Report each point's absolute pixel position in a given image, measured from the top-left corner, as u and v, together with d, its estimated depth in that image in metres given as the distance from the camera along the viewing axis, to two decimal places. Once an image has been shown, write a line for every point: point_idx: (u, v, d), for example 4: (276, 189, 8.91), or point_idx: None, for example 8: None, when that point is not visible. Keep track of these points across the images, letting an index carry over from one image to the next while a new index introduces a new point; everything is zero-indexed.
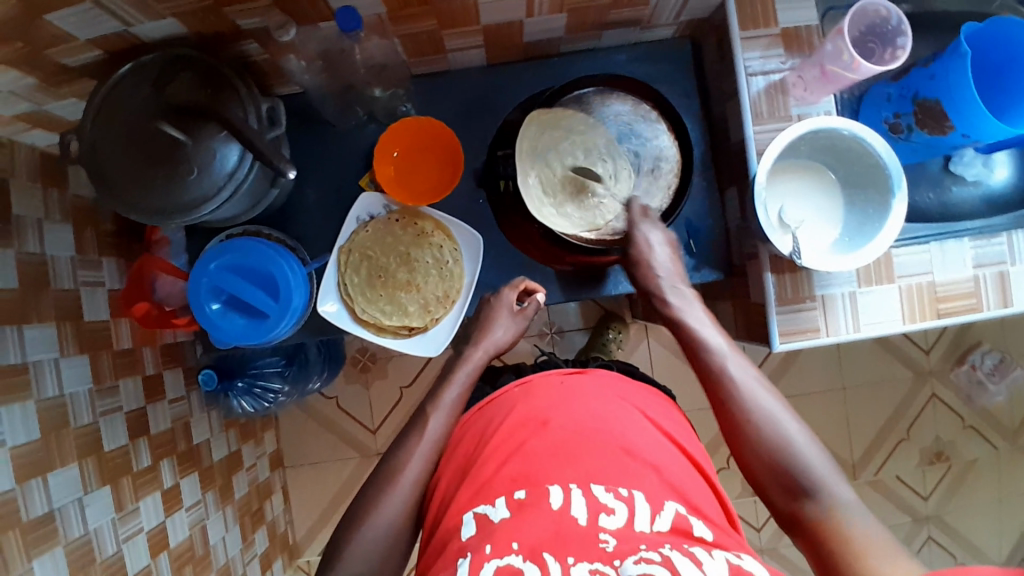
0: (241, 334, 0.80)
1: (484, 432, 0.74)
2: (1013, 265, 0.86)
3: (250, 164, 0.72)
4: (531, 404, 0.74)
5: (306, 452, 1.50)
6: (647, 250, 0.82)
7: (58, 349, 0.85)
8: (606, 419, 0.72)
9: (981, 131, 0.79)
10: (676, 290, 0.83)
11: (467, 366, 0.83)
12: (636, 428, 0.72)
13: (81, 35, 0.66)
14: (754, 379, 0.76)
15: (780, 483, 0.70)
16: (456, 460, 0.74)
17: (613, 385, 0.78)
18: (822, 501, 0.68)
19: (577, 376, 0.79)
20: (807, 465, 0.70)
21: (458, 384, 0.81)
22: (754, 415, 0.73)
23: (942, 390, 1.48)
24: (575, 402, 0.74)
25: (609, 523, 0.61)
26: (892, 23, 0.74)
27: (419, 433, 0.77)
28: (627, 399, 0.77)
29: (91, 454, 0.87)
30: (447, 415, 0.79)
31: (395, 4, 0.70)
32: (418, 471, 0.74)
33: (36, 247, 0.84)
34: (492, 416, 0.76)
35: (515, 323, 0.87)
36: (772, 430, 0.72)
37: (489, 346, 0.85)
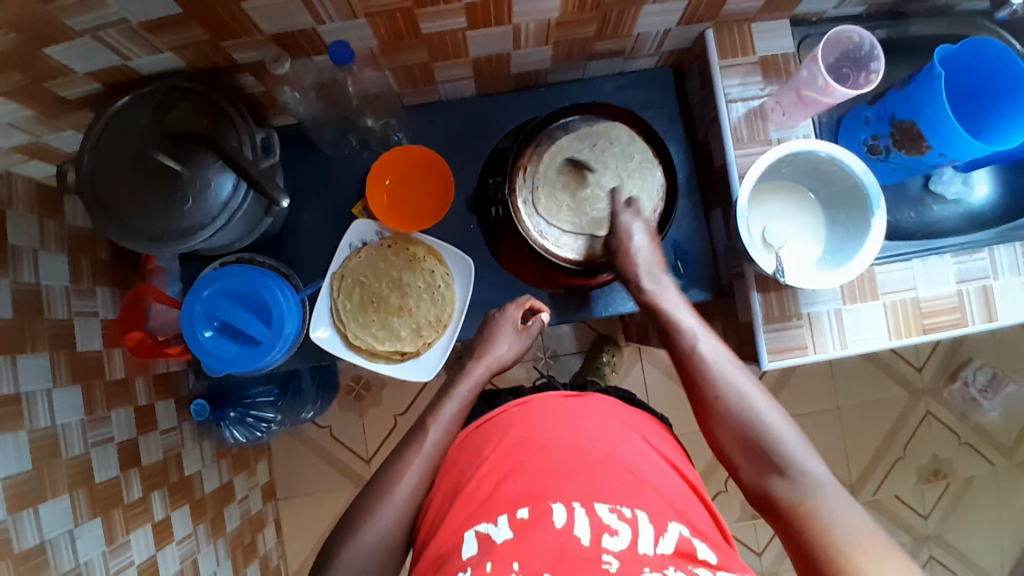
0: (234, 361, 0.80)
1: (481, 451, 0.74)
2: (996, 278, 0.87)
3: (246, 193, 0.73)
4: (530, 423, 0.75)
5: (299, 482, 1.48)
6: (625, 239, 0.82)
7: (51, 379, 0.85)
8: (606, 438, 0.72)
9: (956, 148, 0.81)
10: (653, 277, 0.81)
11: (467, 383, 0.83)
12: (635, 449, 0.73)
13: (78, 68, 0.68)
14: (726, 357, 0.74)
15: (750, 459, 0.69)
16: (451, 479, 0.74)
17: (611, 406, 0.79)
18: (792, 480, 0.65)
19: (577, 400, 0.79)
20: (776, 441, 0.68)
21: (457, 400, 0.81)
22: (722, 389, 0.72)
23: (936, 407, 1.49)
24: (573, 422, 0.74)
25: (612, 544, 0.60)
26: (864, 48, 0.76)
27: (417, 447, 0.76)
28: (625, 420, 0.78)
29: (82, 485, 0.86)
30: (446, 428, 0.78)
31: (387, 38, 0.73)
32: (416, 481, 0.74)
33: (31, 277, 0.84)
34: (489, 435, 0.75)
35: (520, 340, 0.88)
36: (748, 412, 0.70)
37: (491, 362, 0.85)
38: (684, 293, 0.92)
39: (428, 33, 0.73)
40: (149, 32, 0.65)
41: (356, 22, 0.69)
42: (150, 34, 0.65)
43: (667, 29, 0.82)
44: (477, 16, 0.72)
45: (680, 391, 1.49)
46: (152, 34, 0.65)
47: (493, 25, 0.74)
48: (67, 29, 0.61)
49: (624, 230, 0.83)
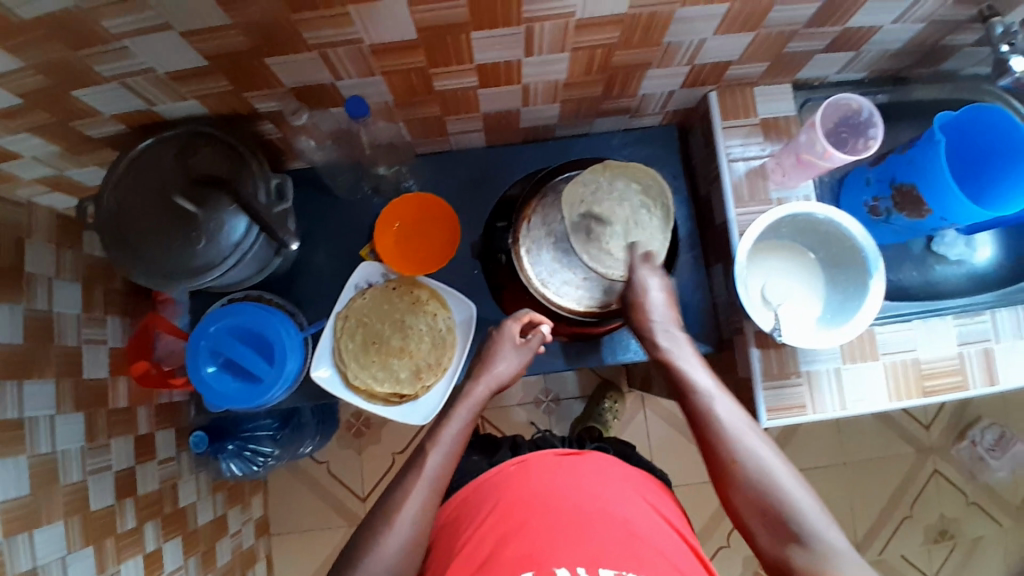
0: (234, 399, 0.81)
1: (480, 511, 0.74)
2: (997, 341, 0.87)
3: (257, 235, 0.75)
4: (528, 481, 0.75)
5: (293, 518, 1.47)
6: (644, 295, 0.82)
7: (55, 405, 0.86)
8: (606, 499, 0.72)
9: (956, 214, 0.83)
10: (668, 334, 0.82)
11: (468, 403, 0.83)
12: (636, 509, 0.73)
13: (104, 110, 0.71)
14: (742, 420, 0.74)
15: (770, 529, 0.67)
16: (451, 539, 0.74)
17: (610, 464, 0.80)
18: (812, 551, 0.63)
19: (575, 456, 0.79)
20: (795, 509, 0.67)
21: (457, 421, 0.80)
22: (740, 456, 0.71)
23: (944, 466, 1.46)
24: (574, 482, 0.74)
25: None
26: (864, 114, 0.78)
27: (417, 472, 0.75)
28: (624, 479, 0.78)
29: (78, 512, 0.87)
30: (446, 453, 0.77)
31: (400, 93, 0.76)
32: (416, 509, 0.72)
33: (44, 304, 0.87)
34: (488, 494, 0.75)
35: (519, 355, 0.86)
36: (759, 471, 0.70)
37: (490, 381, 0.84)
38: None
39: (441, 89, 0.77)
40: (175, 81, 0.68)
41: (372, 79, 0.72)
42: (175, 83, 0.69)
43: (671, 90, 0.85)
44: (487, 75, 0.75)
45: (682, 440, 1.47)
46: (177, 82, 0.69)
47: (503, 83, 0.77)
48: (96, 75, 0.64)
49: (640, 287, 0.82)
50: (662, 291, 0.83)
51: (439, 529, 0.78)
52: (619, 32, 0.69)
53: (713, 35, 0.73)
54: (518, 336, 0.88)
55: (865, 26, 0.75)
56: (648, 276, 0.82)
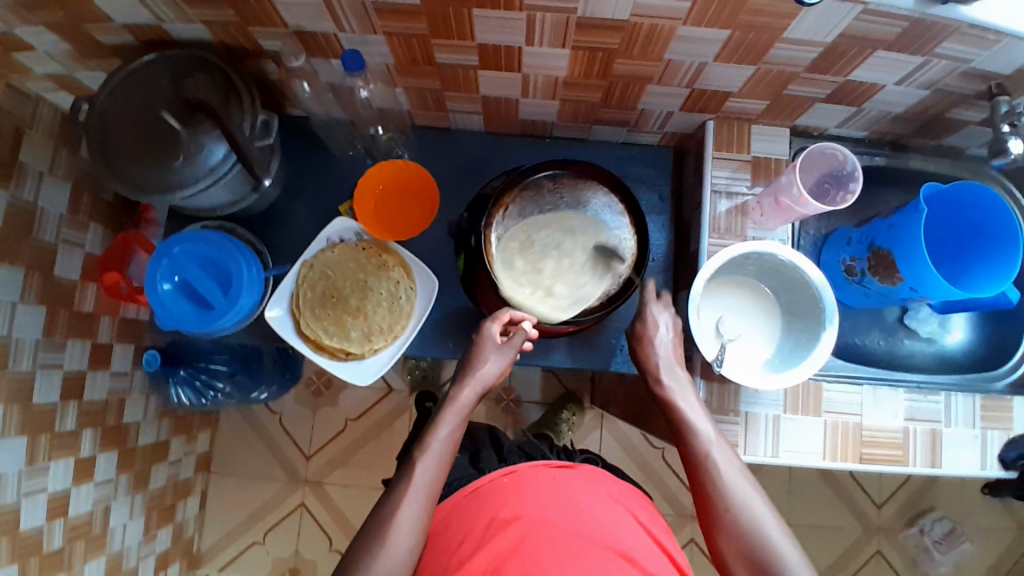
0: (183, 320, 0.83)
1: (472, 522, 0.74)
2: (948, 425, 0.86)
3: (234, 163, 0.77)
4: (516, 492, 0.75)
5: (236, 462, 1.48)
6: (650, 329, 0.83)
7: (20, 294, 0.88)
8: (597, 518, 0.73)
9: (927, 287, 0.81)
10: (673, 372, 0.80)
11: (454, 408, 0.82)
12: (627, 528, 0.73)
13: (116, 18, 0.74)
14: (739, 471, 0.73)
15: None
16: (442, 548, 0.74)
17: (602, 483, 0.80)
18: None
19: (561, 469, 0.80)
20: (784, 566, 0.67)
21: (448, 427, 0.80)
22: (734, 506, 0.71)
23: (888, 548, 1.43)
24: (568, 500, 0.74)
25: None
26: (847, 167, 0.78)
27: (408, 481, 0.75)
28: (613, 496, 0.78)
29: (19, 402, 0.89)
30: (439, 459, 0.78)
31: (403, 59, 0.78)
32: (415, 517, 0.73)
33: (30, 195, 0.89)
34: (480, 502, 0.76)
35: (502, 355, 0.85)
36: (750, 518, 0.70)
37: (478, 384, 0.84)
38: None
39: (442, 63, 0.78)
40: (184, 2, 0.70)
41: (373, 37, 0.73)
42: (185, 4, 0.71)
43: (670, 111, 0.86)
44: (487, 57, 0.76)
45: (632, 466, 1.46)
46: (186, 4, 0.71)
47: (503, 69, 0.79)
48: None
49: (649, 317, 0.83)
50: (670, 331, 0.83)
51: (434, 531, 0.78)
52: (619, 39, 0.70)
53: (714, 61, 0.73)
54: (499, 335, 0.87)
55: (867, 82, 0.75)
56: (655, 311, 0.83)
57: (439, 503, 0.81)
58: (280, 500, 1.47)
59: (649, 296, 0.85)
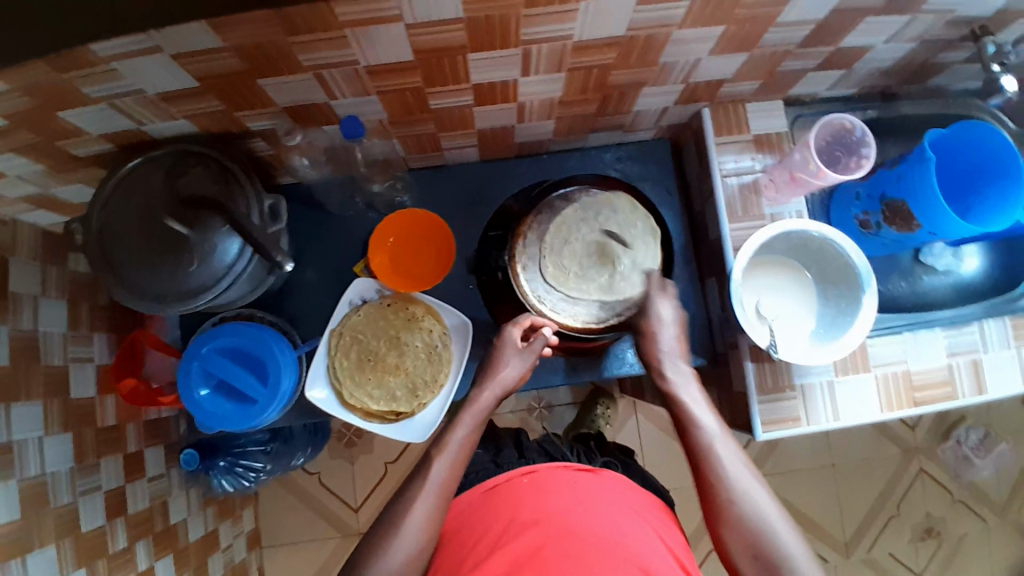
0: (226, 420, 0.81)
1: (491, 526, 0.72)
2: (986, 352, 0.89)
3: (250, 256, 0.75)
4: (540, 500, 0.73)
5: (283, 530, 1.45)
6: (654, 324, 0.83)
7: (43, 427, 0.84)
8: (621, 531, 0.69)
9: (945, 229, 0.82)
10: (675, 365, 0.81)
11: (474, 410, 0.81)
12: (647, 541, 0.70)
13: (92, 130, 0.70)
14: (741, 460, 0.73)
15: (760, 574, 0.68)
16: (455, 553, 0.72)
17: (622, 491, 0.77)
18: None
19: (588, 475, 0.77)
20: (786, 557, 0.67)
21: (464, 427, 0.79)
22: (737, 499, 0.70)
23: (929, 465, 1.48)
24: (589, 505, 0.72)
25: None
26: (856, 133, 0.80)
27: (423, 478, 0.75)
28: (634, 507, 0.75)
29: (69, 535, 0.84)
30: (453, 463, 0.76)
31: (396, 112, 0.75)
32: (425, 517, 0.72)
33: (29, 323, 0.84)
34: (502, 507, 0.74)
35: (523, 358, 0.83)
36: (752, 504, 0.70)
37: (498, 386, 0.82)
38: None
39: (436, 108, 0.76)
40: (164, 101, 0.67)
41: (367, 98, 0.71)
42: (164, 103, 0.67)
43: (665, 106, 0.86)
44: (483, 93, 0.74)
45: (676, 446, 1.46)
46: (167, 102, 0.67)
47: (499, 101, 0.77)
48: (83, 97, 0.63)
49: (653, 301, 0.84)
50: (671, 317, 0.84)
51: (446, 534, 0.76)
52: (615, 54, 0.69)
53: (708, 55, 0.73)
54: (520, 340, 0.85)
55: (857, 47, 0.76)
56: (663, 296, 0.85)
57: (454, 502, 0.80)
58: (338, 557, 1.44)
59: (651, 291, 0.85)
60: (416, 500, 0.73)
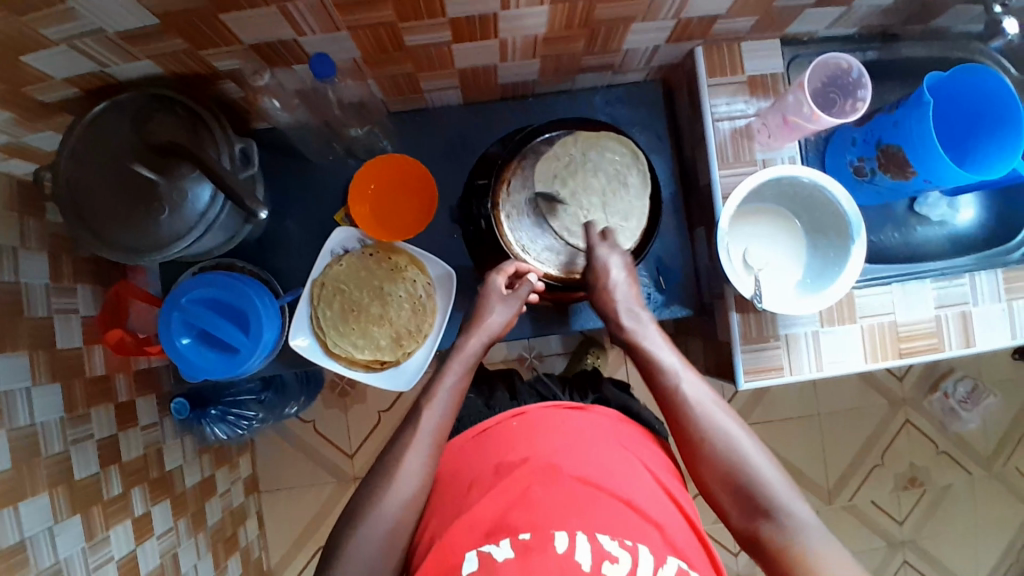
0: (210, 369, 0.81)
1: (482, 466, 0.72)
2: (976, 305, 0.87)
3: (223, 202, 0.73)
4: (528, 440, 0.73)
5: (280, 476, 1.48)
6: (604, 273, 0.81)
7: (30, 377, 0.82)
8: (608, 467, 0.70)
9: (942, 176, 0.79)
10: (632, 313, 0.81)
11: (460, 358, 0.81)
12: (634, 476, 0.70)
13: (57, 74, 0.67)
14: (710, 399, 0.73)
15: (741, 509, 0.68)
16: (449, 496, 0.73)
17: (612, 429, 0.77)
18: (778, 522, 0.65)
19: (576, 413, 0.77)
20: (762, 482, 0.67)
21: (454, 373, 0.80)
22: (709, 436, 0.71)
23: (915, 417, 1.50)
24: (576, 445, 0.72)
25: (612, 572, 0.59)
26: (852, 75, 0.77)
27: (414, 427, 0.75)
28: (624, 444, 0.75)
29: (62, 484, 0.84)
30: (445, 408, 0.77)
31: (370, 49, 0.72)
32: (420, 463, 0.73)
33: (10, 275, 0.81)
34: (491, 450, 0.74)
35: (508, 306, 0.83)
36: (721, 435, 0.70)
37: (486, 332, 0.82)
38: (666, 309, 0.92)
39: (412, 46, 0.72)
40: (127, 42, 0.64)
41: (337, 35, 0.68)
42: (128, 44, 0.64)
43: (656, 45, 0.82)
44: (461, 30, 0.70)
45: None
46: (131, 44, 0.64)
47: (479, 38, 0.73)
48: (43, 38, 0.60)
49: (601, 257, 0.82)
50: (622, 270, 0.82)
51: (440, 478, 0.77)
52: None
53: None
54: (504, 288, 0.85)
55: None
56: (610, 245, 0.83)
57: (446, 447, 0.80)
58: (335, 501, 1.48)
59: (592, 241, 0.83)
60: (407, 451, 0.73)
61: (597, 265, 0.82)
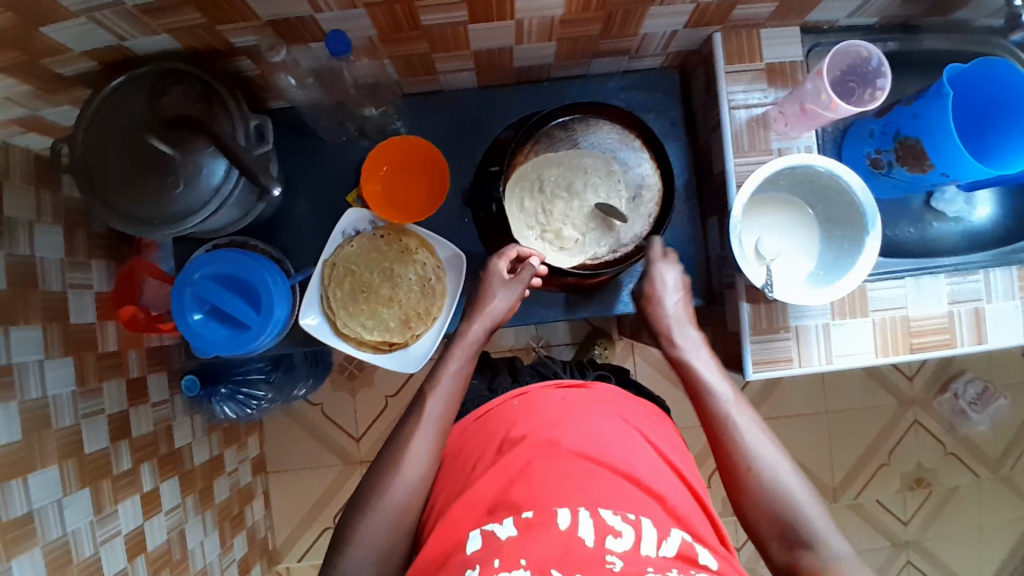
0: (222, 346, 0.81)
1: (485, 445, 0.73)
2: (989, 302, 0.86)
3: (236, 178, 0.74)
4: (532, 417, 0.73)
5: (287, 457, 1.49)
6: (659, 288, 0.84)
7: (44, 350, 0.83)
8: (610, 443, 0.70)
9: (960, 171, 0.79)
10: (684, 332, 0.82)
11: (463, 343, 0.81)
12: (636, 450, 0.70)
13: (75, 47, 0.67)
14: (757, 427, 0.74)
15: (781, 539, 0.68)
16: (455, 476, 0.73)
17: (616, 403, 0.77)
18: (820, 554, 0.65)
19: (575, 391, 0.78)
20: (805, 516, 0.67)
21: (457, 359, 0.80)
22: (752, 460, 0.71)
23: (924, 417, 1.48)
24: (575, 420, 0.72)
25: (615, 545, 0.59)
26: (872, 64, 0.76)
27: (419, 410, 0.76)
28: (628, 419, 0.75)
29: (72, 456, 0.86)
30: (452, 388, 0.78)
31: (385, 28, 0.72)
32: (426, 447, 0.73)
33: (26, 248, 0.82)
34: (493, 427, 0.75)
35: (511, 292, 0.83)
36: (764, 464, 0.71)
37: (488, 319, 0.83)
38: None
39: (428, 25, 0.72)
40: (144, 15, 0.64)
41: (353, 12, 0.68)
42: (145, 16, 0.64)
43: (674, 30, 0.81)
44: (477, 11, 0.70)
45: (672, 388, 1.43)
46: (147, 16, 0.64)
47: (494, 19, 0.73)
48: (62, 10, 0.60)
49: (657, 272, 0.84)
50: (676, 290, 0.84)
51: (446, 456, 0.78)
52: None
53: None
54: (507, 272, 0.85)
55: None
56: (663, 270, 0.84)
57: (452, 425, 0.81)
58: (340, 483, 1.49)
59: (653, 256, 0.85)
60: (416, 432, 0.74)
61: (648, 284, 0.84)
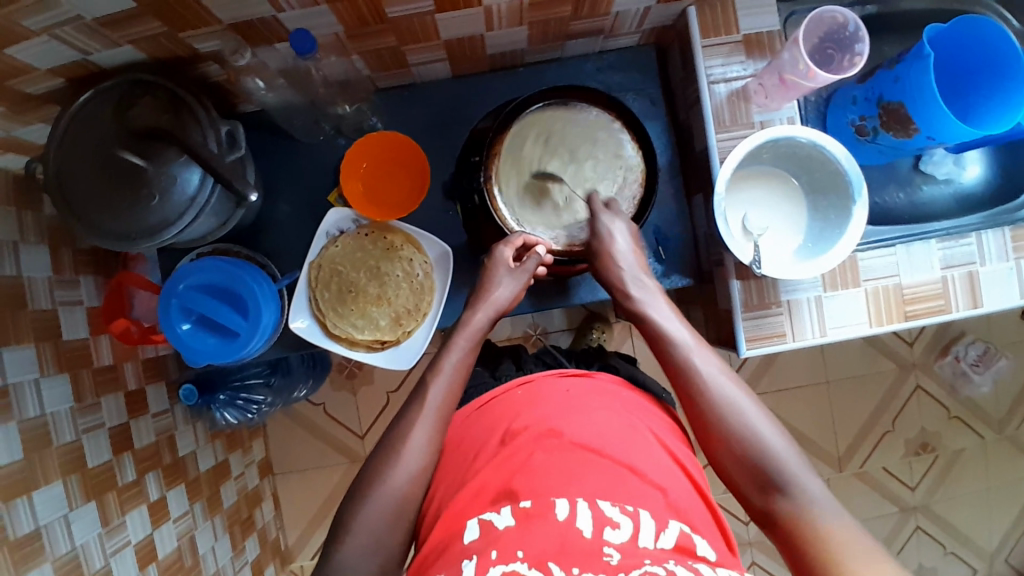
0: (213, 354, 0.81)
1: (485, 440, 0.72)
2: (983, 264, 0.85)
3: (212, 186, 0.73)
4: (532, 410, 0.73)
5: (293, 458, 1.50)
6: (610, 242, 0.82)
7: (38, 369, 0.83)
8: (609, 436, 0.69)
9: (946, 133, 0.77)
10: (638, 281, 0.82)
11: (468, 331, 0.81)
12: (638, 443, 0.70)
13: (40, 65, 0.66)
14: (720, 371, 0.73)
15: (755, 484, 0.67)
16: (454, 470, 0.73)
17: (614, 395, 0.77)
18: (791, 496, 0.65)
19: (577, 379, 0.78)
20: (773, 456, 0.67)
21: (458, 350, 0.80)
22: (718, 408, 0.71)
23: (926, 380, 1.48)
24: (578, 413, 0.72)
25: (613, 537, 0.58)
26: (849, 29, 0.74)
27: (418, 404, 0.75)
28: (630, 412, 0.75)
29: (75, 471, 0.86)
30: (449, 381, 0.77)
31: (352, 23, 0.70)
32: (425, 438, 0.73)
33: (12, 269, 0.81)
34: (493, 419, 0.74)
35: (516, 279, 0.83)
36: (726, 401, 0.71)
37: (492, 307, 0.83)
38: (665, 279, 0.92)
39: (394, 17, 0.71)
40: (106, 27, 0.63)
41: (316, 9, 0.67)
42: (107, 29, 0.63)
43: (647, 6, 0.79)
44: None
45: None
46: (109, 29, 0.63)
47: (463, 7, 0.71)
48: (23, 29, 0.59)
49: (603, 227, 0.83)
50: (627, 239, 0.83)
51: (447, 449, 0.77)
52: None
53: None
54: (513, 259, 0.85)
55: None
56: (613, 225, 0.83)
57: (453, 416, 0.80)
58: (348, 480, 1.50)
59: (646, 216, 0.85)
60: (414, 425, 0.73)
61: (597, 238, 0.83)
